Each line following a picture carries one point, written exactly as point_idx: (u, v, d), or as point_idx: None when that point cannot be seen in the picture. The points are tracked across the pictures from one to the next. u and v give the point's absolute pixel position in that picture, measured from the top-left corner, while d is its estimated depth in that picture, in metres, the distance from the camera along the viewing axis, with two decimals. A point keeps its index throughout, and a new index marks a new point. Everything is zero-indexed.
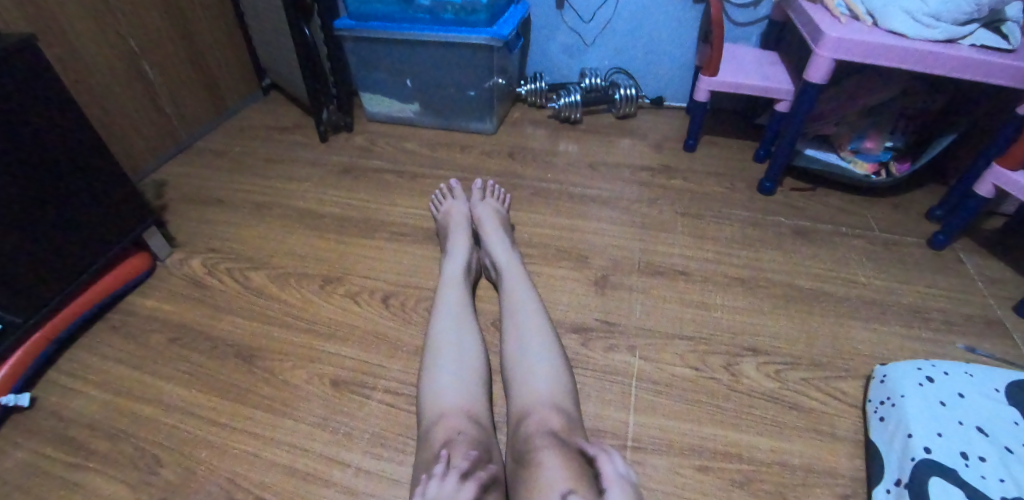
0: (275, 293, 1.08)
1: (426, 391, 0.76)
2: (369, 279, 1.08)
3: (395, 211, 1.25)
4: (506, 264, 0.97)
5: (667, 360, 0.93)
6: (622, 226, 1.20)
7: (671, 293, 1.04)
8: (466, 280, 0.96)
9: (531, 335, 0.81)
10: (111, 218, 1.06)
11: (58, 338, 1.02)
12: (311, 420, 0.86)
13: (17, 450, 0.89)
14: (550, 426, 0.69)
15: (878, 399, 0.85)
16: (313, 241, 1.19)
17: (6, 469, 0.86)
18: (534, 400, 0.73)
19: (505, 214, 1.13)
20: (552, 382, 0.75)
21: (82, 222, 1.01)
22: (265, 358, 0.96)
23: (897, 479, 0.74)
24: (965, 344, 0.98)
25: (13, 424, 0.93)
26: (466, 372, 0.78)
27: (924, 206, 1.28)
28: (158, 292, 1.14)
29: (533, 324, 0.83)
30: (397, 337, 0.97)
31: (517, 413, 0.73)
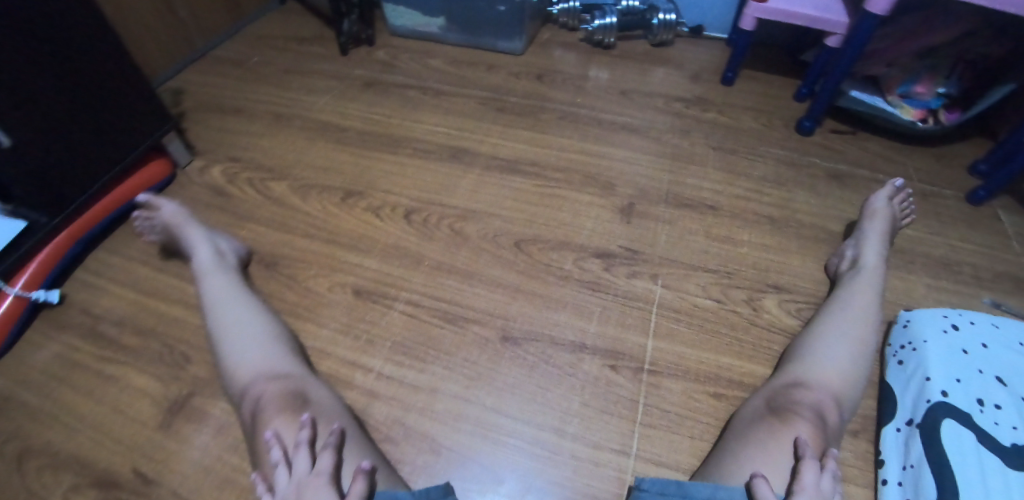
0: (297, 204, 1.07)
1: (228, 382, 0.73)
2: (391, 195, 1.07)
3: (418, 128, 1.22)
4: (862, 261, 0.89)
5: (690, 290, 0.92)
6: (651, 156, 1.17)
7: (698, 227, 1.02)
8: (225, 264, 0.89)
9: (850, 337, 0.74)
10: (132, 120, 1.03)
11: (84, 239, 1.01)
12: (333, 327, 0.87)
13: (50, 342, 0.91)
14: (823, 409, 0.67)
15: (897, 344, 0.84)
16: (334, 154, 1.17)
17: (42, 359, 0.89)
18: (820, 378, 0.70)
19: (897, 224, 0.97)
20: (847, 381, 0.70)
21: (102, 120, 0.98)
22: (289, 265, 0.97)
23: (909, 419, 0.75)
24: (992, 299, 0.96)
25: (45, 317, 0.95)
26: (260, 348, 0.75)
27: (968, 155, 1.22)
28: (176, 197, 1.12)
29: (858, 323, 0.76)
30: (420, 252, 0.97)
31: (795, 377, 0.72)
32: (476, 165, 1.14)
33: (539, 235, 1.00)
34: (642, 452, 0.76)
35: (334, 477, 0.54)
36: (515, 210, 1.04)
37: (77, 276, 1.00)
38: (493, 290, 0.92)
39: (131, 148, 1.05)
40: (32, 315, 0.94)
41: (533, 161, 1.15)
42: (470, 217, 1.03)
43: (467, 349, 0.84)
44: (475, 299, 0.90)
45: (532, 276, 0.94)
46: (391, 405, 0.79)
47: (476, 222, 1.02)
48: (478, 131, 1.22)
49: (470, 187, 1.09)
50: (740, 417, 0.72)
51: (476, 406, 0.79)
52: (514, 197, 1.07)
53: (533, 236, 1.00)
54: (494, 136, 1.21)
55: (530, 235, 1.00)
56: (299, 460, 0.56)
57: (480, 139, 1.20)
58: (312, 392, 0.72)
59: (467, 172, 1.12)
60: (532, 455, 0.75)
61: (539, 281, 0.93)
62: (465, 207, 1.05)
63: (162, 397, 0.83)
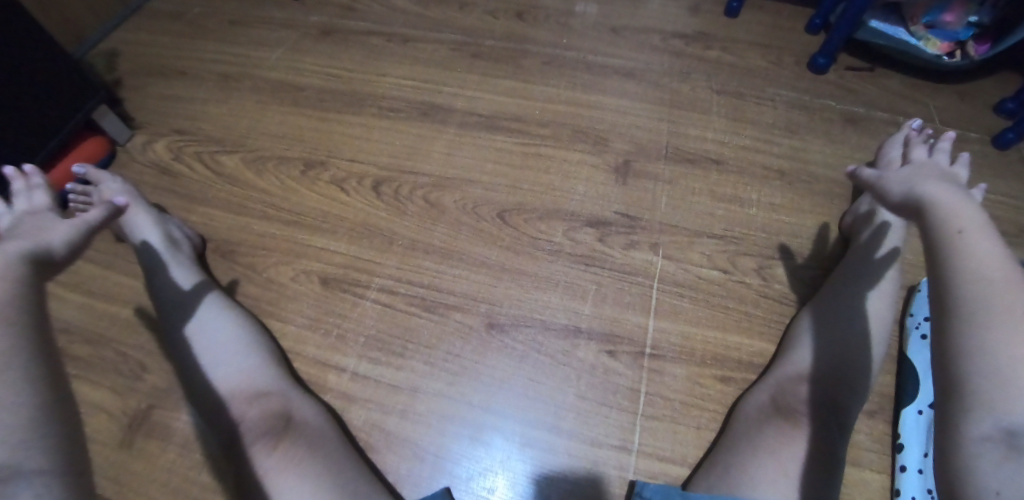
0: (251, 180, 0.95)
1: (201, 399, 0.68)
2: (358, 164, 0.95)
3: (384, 82, 1.08)
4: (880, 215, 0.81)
5: (694, 261, 0.83)
6: (648, 105, 1.04)
7: (702, 186, 0.92)
8: (182, 254, 0.81)
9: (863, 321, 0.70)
10: (52, 96, 0.89)
11: None
12: (301, 323, 0.79)
13: None
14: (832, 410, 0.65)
15: (916, 321, 0.78)
16: (292, 118, 1.03)
17: None
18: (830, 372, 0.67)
19: None
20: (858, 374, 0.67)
21: (14, 100, 0.83)
22: (247, 253, 0.86)
23: (919, 409, 0.72)
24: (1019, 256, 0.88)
25: None
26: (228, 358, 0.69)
27: (995, 89, 1.10)
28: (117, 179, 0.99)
29: (882, 308, 0.71)
30: (392, 230, 0.86)
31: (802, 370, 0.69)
32: (452, 124, 1.01)
33: (525, 202, 0.89)
34: (646, 448, 0.69)
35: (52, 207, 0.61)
36: (496, 175, 0.93)
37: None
38: (475, 270, 0.82)
39: (58, 130, 0.91)
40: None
41: (516, 116, 1.02)
42: (447, 186, 0.92)
43: (449, 340, 0.76)
44: (455, 282, 0.81)
45: (519, 252, 0.84)
46: (368, 409, 0.72)
47: (454, 190, 0.91)
48: (452, 83, 1.08)
49: (445, 149, 0.97)
50: (744, 411, 0.69)
51: (463, 405, 0.72)
52: (495, 159, 0.95)
53: (518, 204, 0.89)
54: (471, 88, 1.07)
55: (515, 202, 0.89)
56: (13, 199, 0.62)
57: (454, 92, 1.07)
58: (297, 410, 0.67)
59: (442, 132, 1.00)
60: (527, 457, 0.69)
61: (527, 257, 0.83)
62: (441, 174, 0.93)
63: (119, 412, 0.75)
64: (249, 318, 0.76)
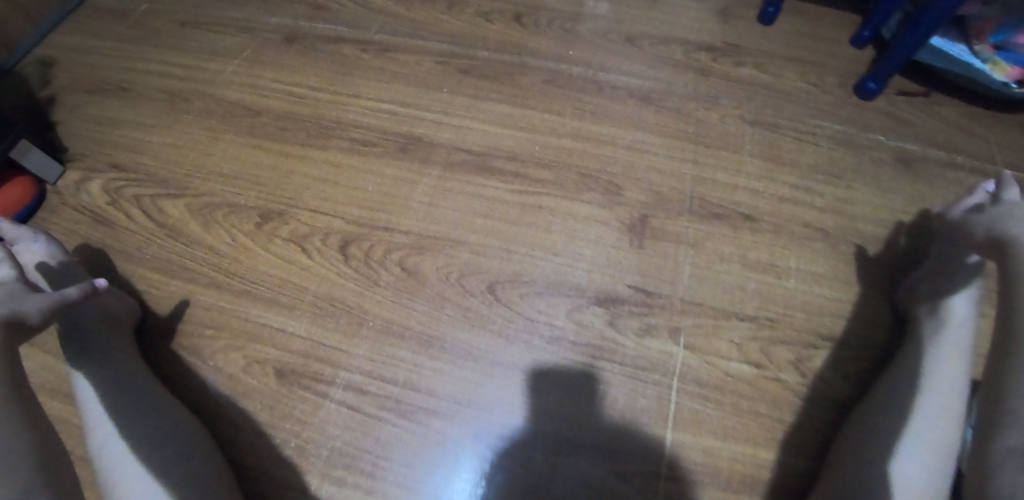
0: (200, 236, 0.82)
1: None
2: (322, 215, 0.81)
3: (358, 106, 0.92)
4: (948, 305, 0.69)
5: (719, 351, 0.71)
6: (668, 140, 0.89)
7: (730, 251, 0.78)
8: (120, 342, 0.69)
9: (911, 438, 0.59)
10: None
11: None
12: (252, 429, 0.67)
13: None
14: None
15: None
16: (251, 155, 0.89)
17: None
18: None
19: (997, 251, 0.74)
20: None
21: None
22: (193, 333, 0.74)
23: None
24: None
25: None
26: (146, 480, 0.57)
27: None
28: (41, 227, 0.84)
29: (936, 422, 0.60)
30: (361, 306, 0.73)
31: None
32: (436, 162, 0.86)
33: (521, 272, 0.75)
34: None
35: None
36: (488, 232, 0.78)
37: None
38: (460, 364, 0.69)
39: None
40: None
41: (511, 152, 0.87)
42: (428, 247, 0.77)
43: (427, 455, 0.65)
44: (436, 381, 0.68)
45: (512, 339, 0.70)
46: None
47: (436, 254, 0.76)
48: (438, 107, 0.92)
49: (427, 197, 0.82)
50: None
51: None
52: (487, 211, 0.80)
53: (513, 272, 0.75)
54: (461, 113, 0.91)
55: (510, 271, 0.75)
56: None
57: (440, 119, 0.91)
58: None
59: (424, 174, 0.84)
60: None
61: (521, 347, 0.70)
62: (421, 231, 0.78)
63: None
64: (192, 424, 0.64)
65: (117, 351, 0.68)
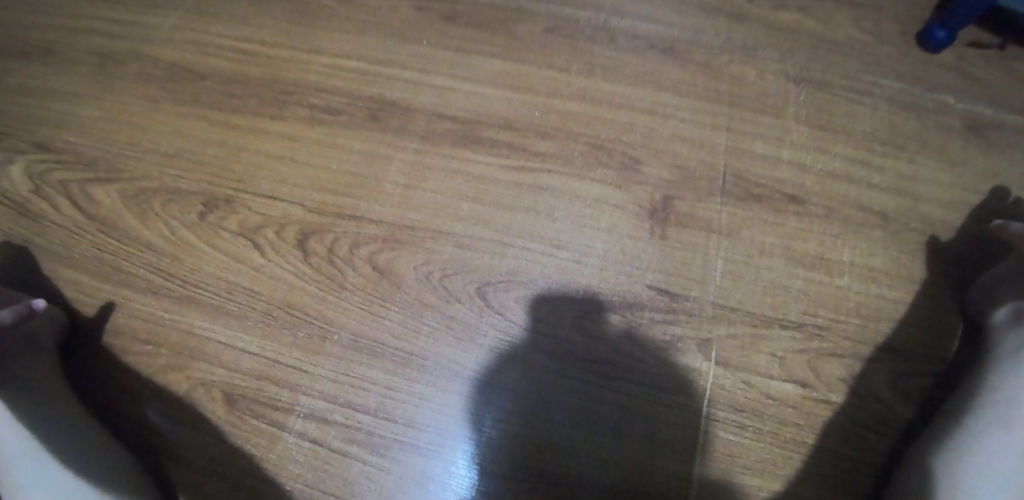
0: (135, 229, 0.68)
1: None
2: (277, 202, 0.68)
3: (320, 65, 0.77)
4: None
5: (758, 368, 0.59)
6: (695, 102, 0.73)
7: (772, 242, 0.65)
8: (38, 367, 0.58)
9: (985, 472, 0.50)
10: None
11: None
12: (203, 467, 0.57)
13: None
14: None
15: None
16: (193, 128, 0.74)
17: None
18: None
19: None
20: None
21: None
22: (129, 350, 0.62)
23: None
24: None
25: None
26: None
27: None
28: None
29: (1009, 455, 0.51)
30: (326, 316, 0.61)
31: None
32: (414, 133, 0.71)
33: (516, 269, 0.61)
34: None
35: None
36: (477, 220, 0.64)
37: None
38: (443, 387, 0.57)
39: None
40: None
41: (505, 119, 0.71)
42: (404, 241, 0.63)
43: (407, 499, 0.54)
44: (415, 408, 0.57)
45: (508, 358, 0.58)
46: None
47: (414, 250, 0.63)
48: (416, 65, 0.77)
49: (403, 177, 0.67)
50: None
51: None
52: (475, 192, 0.65)
53: (507, 271, 0.61)
54: (444, 72, 0.76)
55: (502, 269, 0.61)
56: None
57: (418, 79, 0.75)
58: None
59: (399, 148, 0.70)
60: None
61: (519, 366, 0.58)
62: (394, 219, 0.65)
63: None
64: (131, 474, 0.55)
65: (31, 388, 0.56)
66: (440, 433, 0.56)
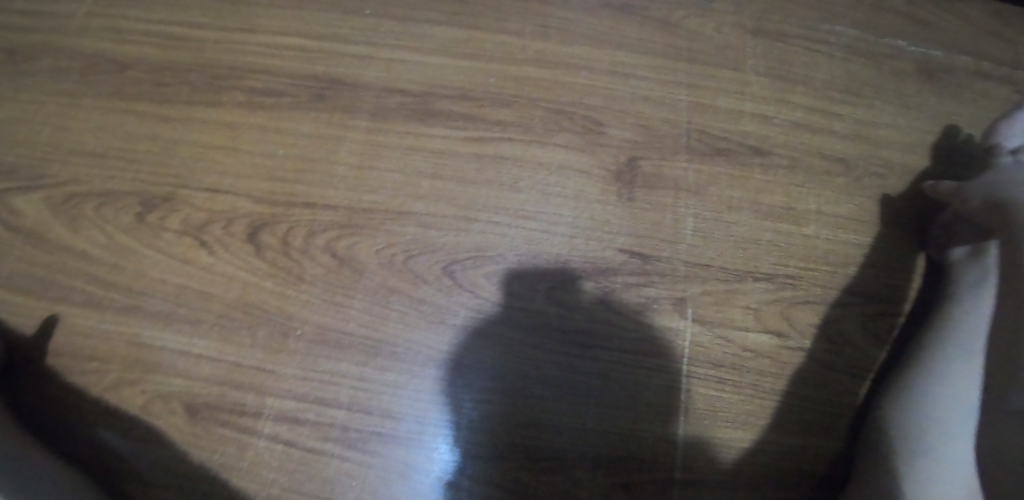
0: (65, 238, 0.63)
1: None
2: (222, 195, 0.64)
3: (255, 45, 0.72)
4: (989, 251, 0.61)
5: (735, 323, 0.58)
6: (654, 59, 0.72)
7: (740, 196, 0.64)
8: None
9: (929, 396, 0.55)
10: None
11: None
12: (169, 484, 0.54)
13: None
14: None
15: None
16: (122, 124, 0.69)
17: None
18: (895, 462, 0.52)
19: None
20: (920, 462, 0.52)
21: None
22: (74, 369, 0.58)
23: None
24: None
25: None
26: None
27: None
28: None
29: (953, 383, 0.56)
30: (286, 312, 0.57)
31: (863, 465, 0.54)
32: (364, 110, 0.67)
33: (483, 245, 0.58)
34: None
35: None
36: (439, 197, 0.61)
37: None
38: (418, 373, 0.55)
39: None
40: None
41: (460, 90, 0.68)
42: (363, 225, 0.60)
43: (391, 492, 0.52)
44: (390, 398, 0.54)
45: (482, 337, 0.56)
46: None
47: (374, 233, 0.59)
48: (361, 39, 0.72)
49: (356, 157, 0.64)
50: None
51: None
52: (435, 167, 0.62)
53: (475, 247, 0.58)
54: (391, 43, 0.72)
55: (469, 245, 0.58)
56: None
57: (363, 53, 0.71)
58: None
59: (349, 127, 0.66)
60: None
61: (495, 344, 0.55)
62: (350, 203, 0.61)
63: None
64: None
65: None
66: (420, 420, 0.54)
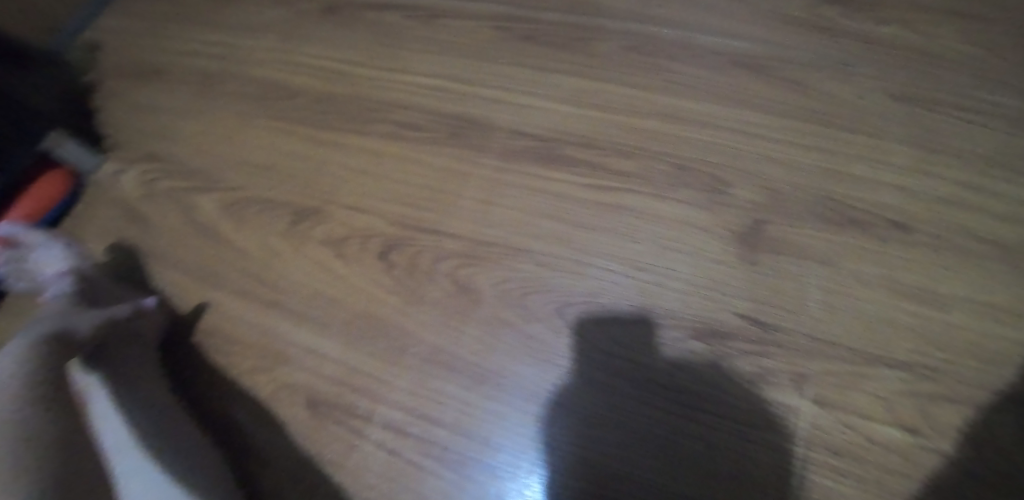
0: (230, 235, 0.74)
1: None
2: (362, 213, 0.71)
3: (400, 84, 0.80)
4: None
5: (858, 409, 0.55)
6: (786, 121, 0.70)
7: (870, 271, 0.61)
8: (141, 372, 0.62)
9: None
10: None
11: None
12: (281, 468, 0.59)
13: None
14: None
15: None
16: (286, 143, 0.79)
17: None
18: None
19: None
20: None
21: None
22: (220, 349, 0.67)
23: None
24: None
25: None
26: None
27: None
28: (77, 225, 0.81)
29: None
30: (402, 326, 0.62)
31: None
32: (496, 149, 0.71)
33: (598, 291, 0.60)
34: None
35: (40, 251, 0.70)
36: (558, 238, 0.63)
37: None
38: (522, 405, 0.57)
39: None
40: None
41: (584, 138, 0.70)
42: (482, 257, 0.63)
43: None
44: (491, 427, 0.56)
45: (587, 379, 0.57)
46: None
47: (493, 266, 0.63)
48: (497, 83, 0.77)
49: (483, 193, 0.68)
50: None
51: None
52: (555, 210, 0.65)
53: (588, 291, 0.60)
54: (523, 89, 0.76)
55: (583, 289, 0.60)
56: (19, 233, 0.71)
57: (499, 97, 0.76)
58: None
59: (480, 163, 0.71)
60: None
61: (598, 388, 0.57)
62: (472, 235, 0.65)
63: None
64: (217, 468, 0.57)
65: (118, 368, 0.60)
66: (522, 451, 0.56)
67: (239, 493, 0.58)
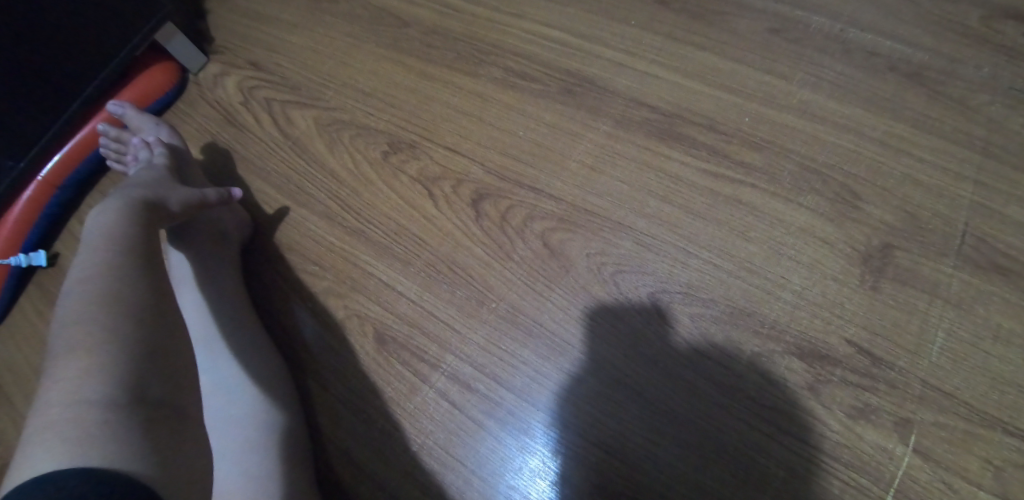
0: (321, 155, 0.73)
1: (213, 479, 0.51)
2: (458, 156, 0.68)
3: (517, 30, 0.75)
4: None
5: (967, 473, 0.48)
6: (939, 142, 0.61)
7: (1012, 327, 0.53)
8: (229, 267, 0.64)
9: None
10: (105, 18, 0.72)
11: (71, 181, 0.77)
12: (343, 396, 0.59)
13: (38, 320, 0.71)
14: None
15: None
16: (388, 71, 0.77)
17: (22, 346, 0.70)
18: None
19: None
20: None
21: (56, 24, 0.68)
22: (298, 266, 0.67)
23: None
24: None
25: (36, 284, 0.74)
26: (247, 435, 0.53)
27: None
28: (178, 118, 0.82)
29: None
30: (485, 280, 0.61)
31: None
32: (610, 115, 0.67)
33: (697, 283, 0.58)
34: None
35: (157, 132, 0.73)
36: (663, 221, 0.61)
37: (65, 238, 0.76)
38: (596, 383, 0.56)
39: (64, 90, 0.72)
40: (17, 288, 0.73)
41: (709, 119, 0.65)
42: (581, 224, 0.62)
43: (519, 484, 0.53)
44: (558, 399, 0.56)
45: (667, 370, 0.55)
46: None
47: (590, 236, 0.61)
48: (620, 45, 0.72)
49: (589, 158, 0.65)
50: None
51: None
52: (665, 191, 0.62)
53: (687, 283, 0.58)
54: (646, 56, 0.70)
55: (680, 279, 0.58)
56: (143, 118, 0.74)
57: (620, 60, 0.71)
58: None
59: (590, 127, 0.67)
60: None
61: (678, 383, 0.55)
62: (574, 200, 0.63)
63: None
64: (281, 381, 0.58)
65: (212, 262, 0.62)
66: (586, 430, 0.54)
67: (296, 407, 0.58)
